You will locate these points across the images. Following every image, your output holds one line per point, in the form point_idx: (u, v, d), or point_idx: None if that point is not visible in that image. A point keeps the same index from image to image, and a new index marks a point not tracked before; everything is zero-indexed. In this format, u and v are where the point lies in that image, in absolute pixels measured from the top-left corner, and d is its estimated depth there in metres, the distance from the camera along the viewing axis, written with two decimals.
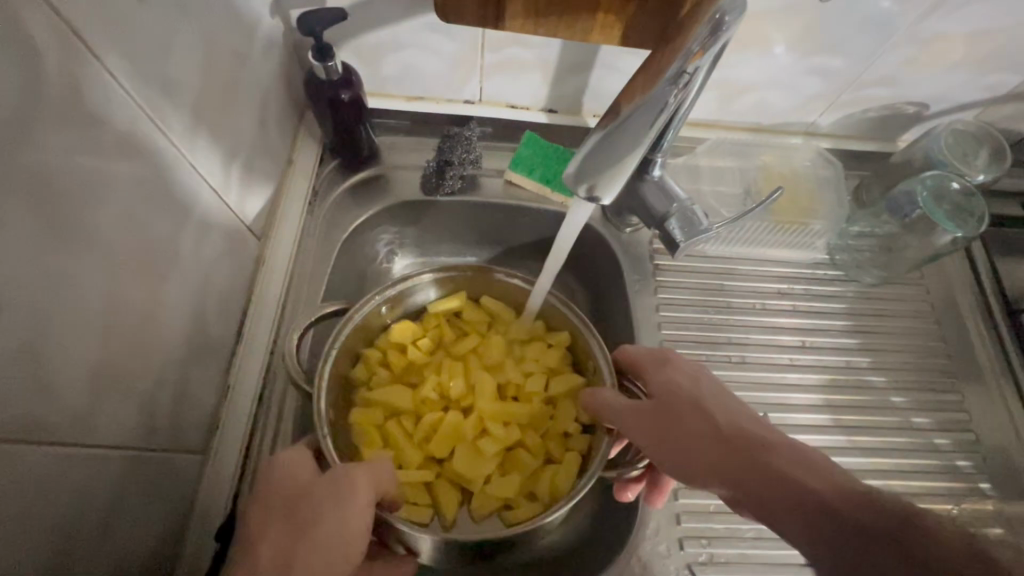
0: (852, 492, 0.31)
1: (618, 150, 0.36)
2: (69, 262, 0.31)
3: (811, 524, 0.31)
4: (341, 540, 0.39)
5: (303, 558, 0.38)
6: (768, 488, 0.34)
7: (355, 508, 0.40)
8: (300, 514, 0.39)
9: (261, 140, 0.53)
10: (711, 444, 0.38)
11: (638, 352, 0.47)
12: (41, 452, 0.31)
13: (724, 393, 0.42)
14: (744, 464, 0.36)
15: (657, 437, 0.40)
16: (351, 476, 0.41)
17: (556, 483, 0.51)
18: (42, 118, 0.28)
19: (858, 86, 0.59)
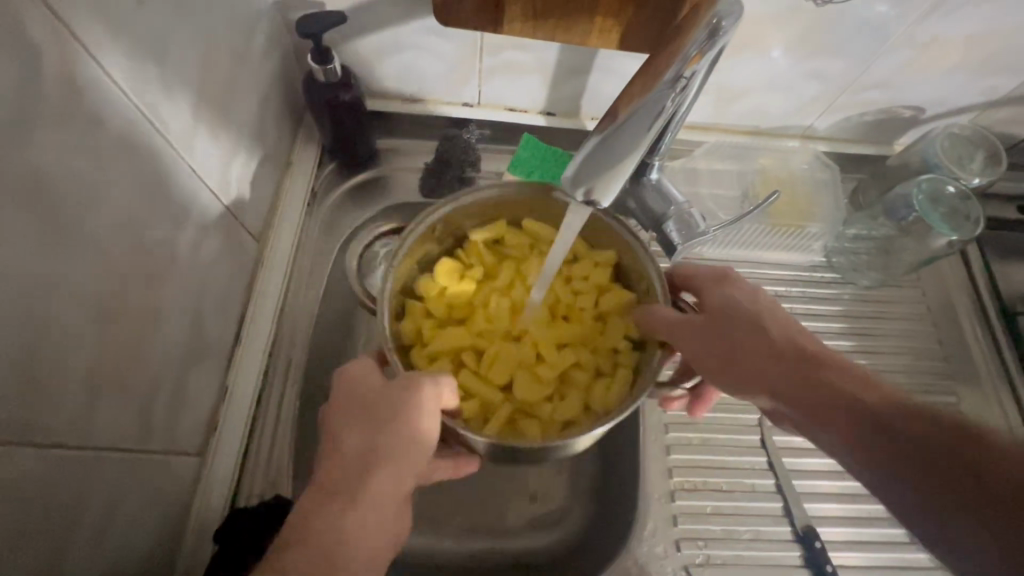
0: (913, 412, 0.34)
1: (617, 152, 0.36)
2: (65, 266, 0.31)
3: (868, 437, 0.34)
4: (412, 440, 0.40)
5: (381, 453, 0.39)
6: (829, 405, 0.36)
7: (423, 411, 0.40)
8: (376, 415, 0.40)
9: (260, 141, 0.53)
10: (772, 361, 0.40)
11: (698, 270, 0.47)
12: (36, 454, 0.31)
13: (784, 314, 0.43)
14: (804, 381, 0.38)
15: (716, 355, 0.42)
16: (418, 383, 0.41)
17: (614, 395, 0.49)
18: (37, 121, 0.28)
19: (854, 89, 0.59)
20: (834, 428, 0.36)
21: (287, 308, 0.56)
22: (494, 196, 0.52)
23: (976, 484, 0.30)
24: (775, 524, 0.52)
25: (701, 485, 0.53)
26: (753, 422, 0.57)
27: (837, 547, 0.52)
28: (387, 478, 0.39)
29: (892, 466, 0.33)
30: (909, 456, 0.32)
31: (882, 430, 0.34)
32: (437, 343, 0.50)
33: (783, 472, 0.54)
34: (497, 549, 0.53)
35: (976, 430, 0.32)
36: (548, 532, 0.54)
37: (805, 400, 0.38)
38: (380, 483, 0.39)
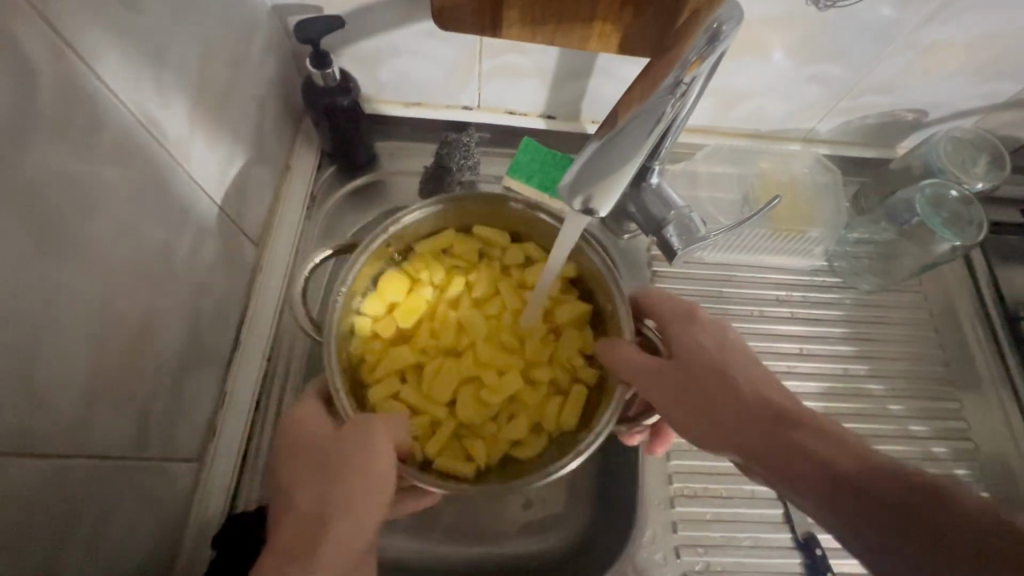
0: (878, 467, 0.33)
1: (615, 160, 0.36)
2: (61, 275, 0.31)
3: (833, 492, 0.33)
4: (369, 487, 0.40)
5: (337, 503, 0.39)
6: (795, 458, 0.35)
7: (376, 455, 0.40)
8: (329, 465, 0.40)
9: (259, 146, 0.53)
10: (735, 412, 0.39)
11: (665, 304, 0.47)
12: (35, 463, 0.31)
13: (751, 360, 0.42)
14: (768, 434, 0.37)
15: (679, 403, 0.41)
16: (368, 430, 0.41)
17: (567, 411, 0.50)
18: (32, 128, 0.28)
19: (856, 93, 0.59)
20: (801, 485, 0.34)
21: (286, 313, 0.56)
22: (447, 206, 0.52)
23: (943, 546, 0.29)
24: (774, 531, 0.52)
25: (701, 491, 0.53)
26: None
27: (837, 554, 0.52)
28: (347, 529, 0.39)
29: (860, 523, 0.31)
30: (875, 515, 0.31)
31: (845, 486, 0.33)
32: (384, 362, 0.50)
33: None
34: (495, 554, 0.53)
35: (942, 487, 0.31)
36: (546, 538, 0.54)
37: (769, 454, 0.37)
38: (339, 534, 0.39)
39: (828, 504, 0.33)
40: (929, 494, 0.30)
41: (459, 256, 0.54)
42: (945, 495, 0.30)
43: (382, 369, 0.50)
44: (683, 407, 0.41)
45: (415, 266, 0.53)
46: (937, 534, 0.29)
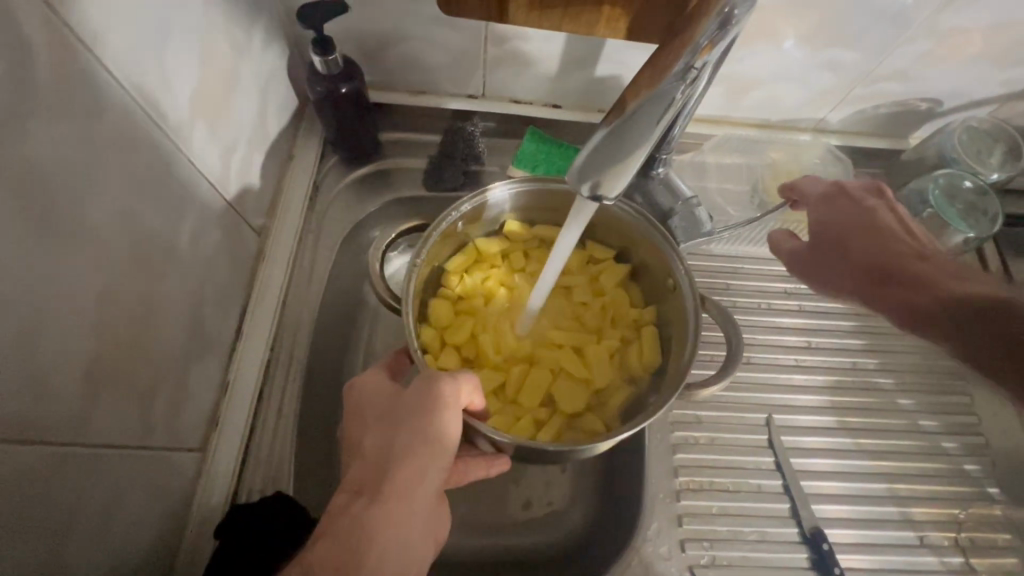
0: (959, 299, 0.47)
1: (626, 145, 0.35)
2: (63, 263, 0.31)
3: (934, 319, 0.48)
4: (426, 438, 0.39)
5: (399, 451, 0.39)
6: (897, 298, 0.50)
7: (438, 411, 0.40)
8: (390, 417, 0.41)
9: (261, 132, 0.53)
10: (858, 271, 0.53)
11: (811, 192, 0.55)
12: (37, 450, 0.31)
13: (892, 225, 0.53)
14: (889, 285, 0.51)
15: (809, 273, 0.55)
16: (434, 382, 0.40)
17: (646, 356, 0.52)
18: (32, 111, 0.27)
19: (869, 81, 0.57)
20: (905, 317, 0.50)
21: (289, 302, 0.55)
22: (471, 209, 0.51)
23: (1003, 343, 0.44)
24: (781, 525, 0.51)
25: (706, 485, 0.52)
26: (760, 421, 0.56)
27: (845, 549, 0.51)
28: (411, 474, 0.39)
29: (939, 333, 0.47)
30: (957, 331, 0.46)
31: (949, 315, 0.47)
32: None
33: (790, 472, 0.53)
34: (501, 545, 0.53)
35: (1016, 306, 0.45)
36: (552, 529, 0.54)
37: (893, 298, 0.51)
38: (402, 480, 0.39)
39: (912, 327, 0.49)
40: (1008, 314, 0.45)
41: (490, 259, 0.55)
42: (1012, 313, 0.45)
43: None
44: (812, 274, 0.55)
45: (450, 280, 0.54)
46: (1000, 341, 0.44)
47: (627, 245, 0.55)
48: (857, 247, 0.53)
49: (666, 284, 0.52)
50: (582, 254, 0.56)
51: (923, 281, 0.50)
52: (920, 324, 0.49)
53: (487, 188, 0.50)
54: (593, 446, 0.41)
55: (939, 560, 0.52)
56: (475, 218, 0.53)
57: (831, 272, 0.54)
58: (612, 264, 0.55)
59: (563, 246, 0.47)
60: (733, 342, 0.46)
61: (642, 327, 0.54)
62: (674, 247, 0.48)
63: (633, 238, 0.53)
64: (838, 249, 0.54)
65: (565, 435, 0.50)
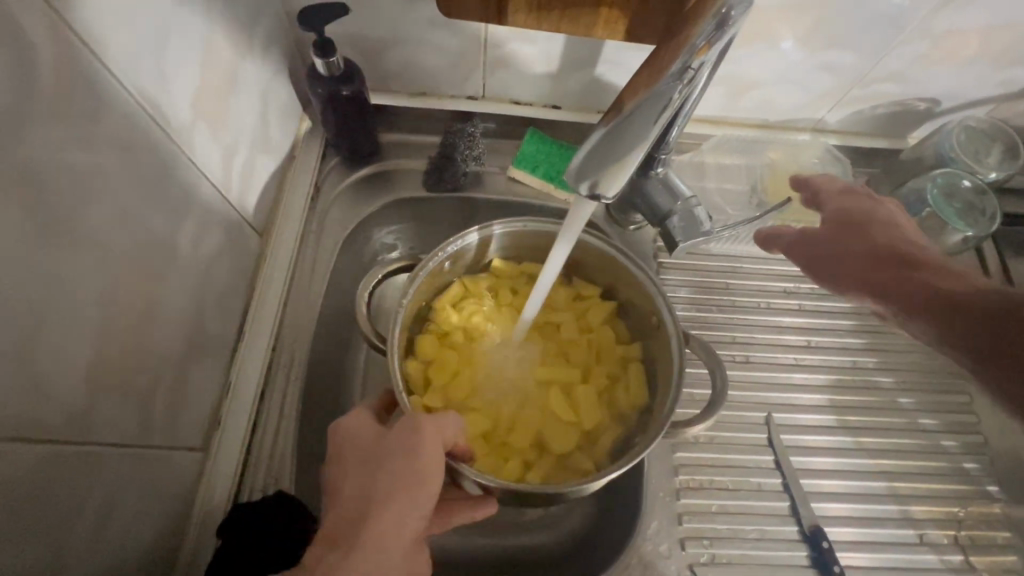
0: (981, 295, 0.46)
1: (624, 146, 0.35)
2: (66, 263, 0.31)
3: (947, 315, 0.46)
4: (407, 481, 0.39)
5: (380, 496, 0.39)
6: (908, 290, 0.49)
7: (424, 451, 0.40)
8: (370, 461, 0.40)
9: (263, 133, 0.53)
10: (872, 260, 0.52)
11: (825, 186, 0.56)
12: (38, 448, 0.31)
13: (905, 230, 0.53)
14: (902, 276, 0.49)
15: (814, 263, 0.55)
16: (415, 425, 0.40)
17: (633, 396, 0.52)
18: (35, 113, 0.28)
19: (867, 82, 0.58)
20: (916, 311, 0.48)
21: (290, 303, 0.55)
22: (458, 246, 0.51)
23: (992, 327, 0.44)
24: (781, 523, 0.51)
25: (706, 483, 0.52)
26: (760, 420, 0.56)
27: (846, 547, 0.52)
28: (390, 521, 0.38)
29: (952, 329, 0.45)
30: (975, 328, 0.44)
31: (971, 304, 0.45)
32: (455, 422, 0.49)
33: (790, 471, 0.53)
34: (498, 546, 0.53)
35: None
36: (551, 529, 0.54)
37: (903, 290, 0.49)
38: (382, 525, 0.38)
39: (926, 325, 0.47)
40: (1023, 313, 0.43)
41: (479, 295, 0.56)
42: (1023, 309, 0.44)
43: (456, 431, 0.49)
44: (818, 265, 0.54)
45: (438, 315, 0.54)
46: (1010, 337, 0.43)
47: (614, 284, 0.55)
48: (877, 240, 0.52)
49: (652, 323, 0.52)
50: (569, 291, 0.57)
51: (939, 273, 0.49)
52: (936, 309, 0.46)
53: (477, 228, 0.50)
54: (583, 487, 0.41)
55: (938, 558, 0.52)
56: (464, 257, 0.54)
57: (845, 261, 0.53)
58: (598, 301, 0.56)
59: (550, 273, 0.50)
60: (717, 381, 0.46)
61: (629, 363, 0.54)
62: (660, 285, 0.49)
63: (620, 276, 0.53)
64: (857, 240, 0.53)
65: (555, 475, 0.50)
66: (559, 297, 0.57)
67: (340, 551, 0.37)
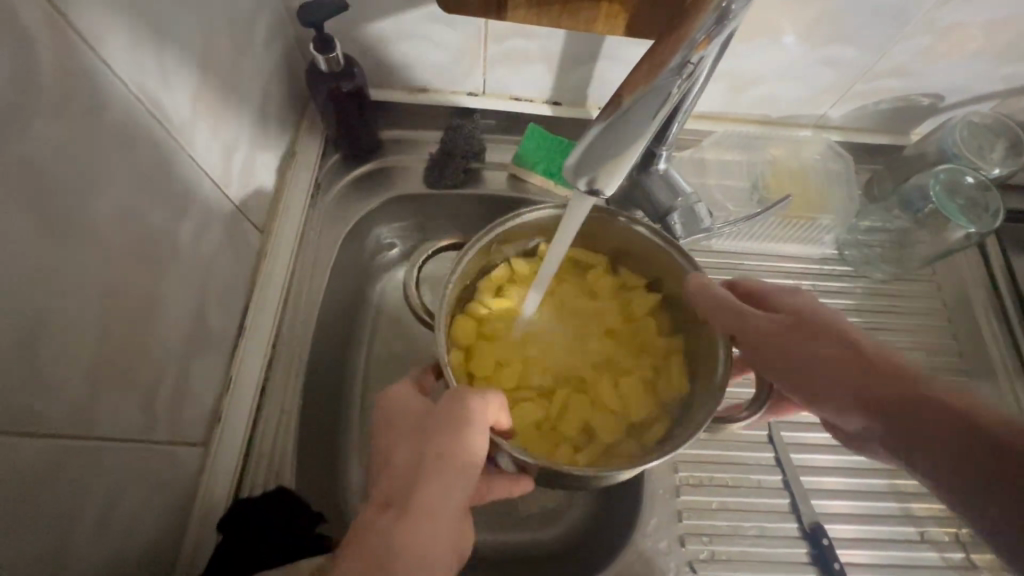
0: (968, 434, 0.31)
1: (624, 141, 0.35)
2: (67, 258, 0.31)
3: (974, 468, 0.31)
4: (458, 452, 0.39)
5: (429, 465, 0.39)
6: (896, 415, 0.34)
7: (473, 423, 0.40)
8: (423, 428, 0.40)
9: (263, 129, 0.53)
10: (835, 371, 0.37)
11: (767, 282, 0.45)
12: (40, 442, 0.31)
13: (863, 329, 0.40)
14: (886, 397, 0.35)
15: (767, 358, 0.41)
16: (466, 397, 0.40)
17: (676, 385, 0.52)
18: (35, 108, 0.28)
19: (869, 77, 0.57)
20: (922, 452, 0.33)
21: (291, 299, 0.55)
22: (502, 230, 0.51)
23: None
24: (780, 520, 0.51)
25: (706, 480, 0.52)
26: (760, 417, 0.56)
27: (847, 545, 0.51)
28: (439, 491, 0.38)
29: (971, 487, 0.30)
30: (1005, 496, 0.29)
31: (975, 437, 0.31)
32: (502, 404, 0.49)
33: (790, 468, 0.53)
34: (500, 542, 0.53)
35: None
36: (553, 525, 0.54)
37: (896, 419, 0.34)
38: (431, 496, 0.38)
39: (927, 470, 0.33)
40: None
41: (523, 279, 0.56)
42: None
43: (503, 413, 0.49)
44: (772, 357, 0.40)
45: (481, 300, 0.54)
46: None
47: (660, 275, 0.55)
48: (838, 334, 0.39)
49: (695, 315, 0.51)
50: (615, 280, 0.56)
51: (922, 386, 0.35)
52: (913, 444, 0.34)
53: (524, 211, 0.50)
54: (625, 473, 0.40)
55: (940, 556, 0.52)
56: (512, 238, 0.53)
57: (794, 356, 0.39)
58: (642, 292, 0.56)
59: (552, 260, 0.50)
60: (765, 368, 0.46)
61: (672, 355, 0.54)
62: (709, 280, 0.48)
63: (666, 267, 0.53)
64: (808, 331, 0.40)
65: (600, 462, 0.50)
66: (603, 285, 0.56)
67: (390, 514, 0.37)
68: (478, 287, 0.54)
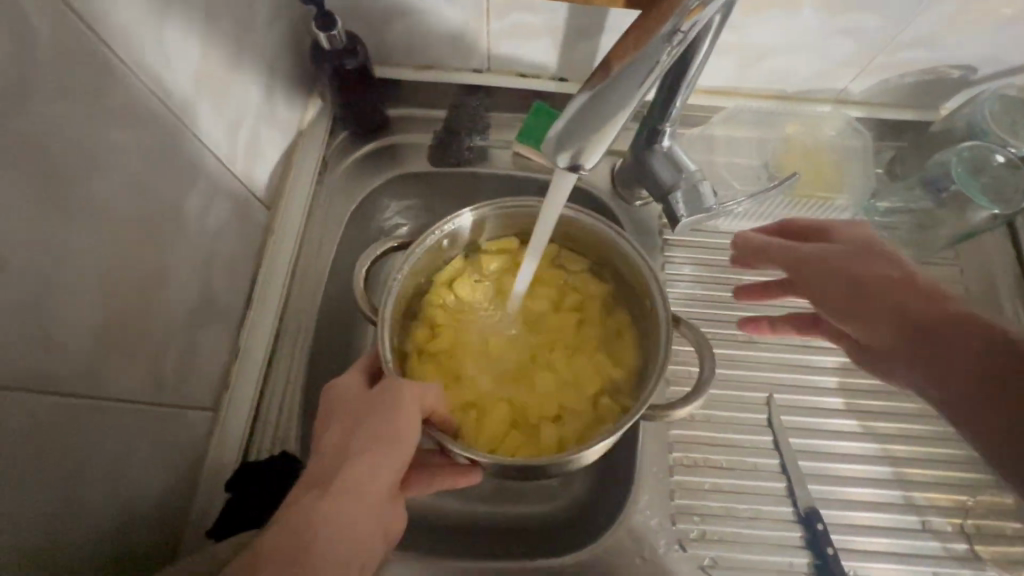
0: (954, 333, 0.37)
1: (606, 111, 0.34)
2: (69, 228, 0.33)
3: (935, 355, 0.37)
4: (385, 435, 0.40)
5: (356, 448, 0.40)
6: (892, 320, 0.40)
7: (403, 412, 0.41)
8: (354, 414, 0.41)
9: (269, 106, 0.54)
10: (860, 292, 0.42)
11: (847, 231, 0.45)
12: (44, 399, 0.33)
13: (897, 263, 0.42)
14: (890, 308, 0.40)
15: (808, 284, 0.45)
16: (396, 388, 0.42)
17: (626, 354, 0.53)
18: (35, 89, 0.30)
19: (892, 48, 0.54)
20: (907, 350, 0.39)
21: (298, 273, 0.57)
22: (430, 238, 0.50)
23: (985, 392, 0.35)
24: (776, 503, 0.51)
25: (700, 461, 0.52)
26: (761, 401, 0.55)
27: (846, 531, 0.51)
28: (363, 471, 0.39)
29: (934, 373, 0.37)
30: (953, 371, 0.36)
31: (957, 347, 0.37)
32: (462, 394, 0.50)
33: (789, 452, 0.53)
34: (498, 514, 0.55)
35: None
36: (551, 500, 0.55)
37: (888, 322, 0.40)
38: (354, 473, 0.39)
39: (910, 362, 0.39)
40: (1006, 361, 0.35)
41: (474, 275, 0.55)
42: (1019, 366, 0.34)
43: (464, 403, 0.50)
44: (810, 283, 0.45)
45: (426, 303, 0.54)
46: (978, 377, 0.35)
47: (602, 259, 0.55)
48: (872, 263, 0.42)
49: (642, 295, 0.51)
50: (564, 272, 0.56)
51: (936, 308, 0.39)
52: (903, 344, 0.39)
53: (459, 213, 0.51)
54: (567, 459, 0.42)
55: (942, 545, 0.50)
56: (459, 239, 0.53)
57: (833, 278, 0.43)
58: (586, 276, 0.56)
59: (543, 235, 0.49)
60: (705, 362, 0.45)
61: (621, 331, 0.54)
62: (654, 268, 0.48)
63: (608, 254, 0.53)
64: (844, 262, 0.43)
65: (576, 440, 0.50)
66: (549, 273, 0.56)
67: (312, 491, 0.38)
68: (433, 285, 0.55)
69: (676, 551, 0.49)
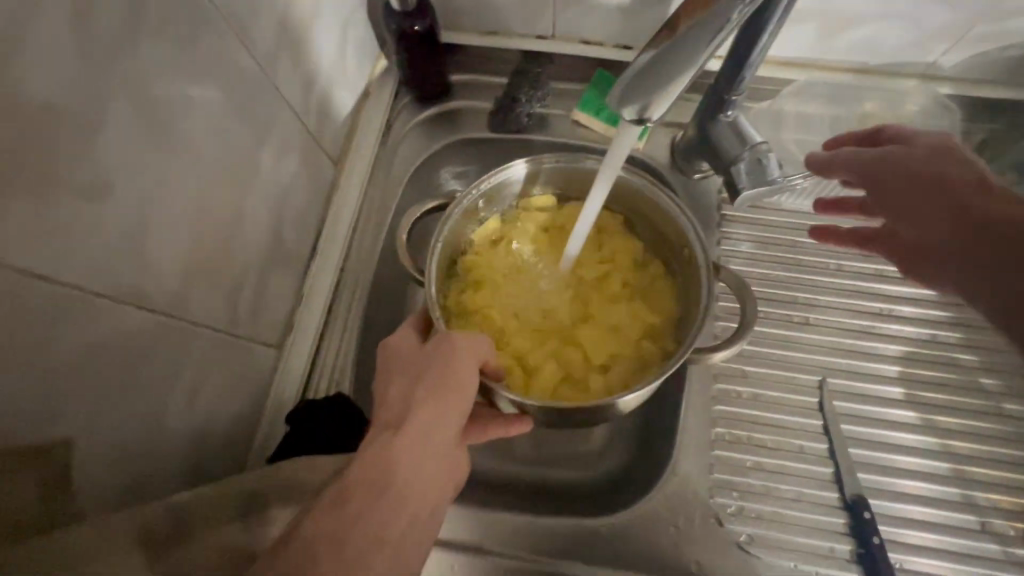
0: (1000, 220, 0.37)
1: (672, 66, 0.34)
2: (164, 161, 0.36)
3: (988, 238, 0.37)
4: (448, 385, 0.41)
5: (420, 397, 0.41)
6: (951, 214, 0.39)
7: (461, 362, 0.42)
8: (415, 368, 0.42)
9: (341, 65, 0.57)
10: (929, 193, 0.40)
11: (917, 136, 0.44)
12: (140, 313, 0.36)
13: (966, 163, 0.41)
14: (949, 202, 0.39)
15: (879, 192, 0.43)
16: (452, 341, 0.43)
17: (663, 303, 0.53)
18: (139, 30, 0.33)
19: (992, 18, 0.50)
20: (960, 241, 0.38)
21: (359, 228, 0.59)
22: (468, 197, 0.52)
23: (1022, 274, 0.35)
24: (820, 487, 0.50)
25: (745, 438, 0.52)
26: (813, 384, 0.53)
27: (895, 524, 0.49)
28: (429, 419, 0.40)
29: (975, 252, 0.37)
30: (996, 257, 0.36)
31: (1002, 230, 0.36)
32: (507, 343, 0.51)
33: (839, 438, 0.51)
34: (537, 474, 0.56)
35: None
36: (590, 465, 0.56)
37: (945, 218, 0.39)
38: (422, 422, 0.40)
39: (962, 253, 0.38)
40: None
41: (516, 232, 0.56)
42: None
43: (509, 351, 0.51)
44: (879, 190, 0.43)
45: (466, 261, 0.55)
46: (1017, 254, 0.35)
47: (643, 214, 0.55)
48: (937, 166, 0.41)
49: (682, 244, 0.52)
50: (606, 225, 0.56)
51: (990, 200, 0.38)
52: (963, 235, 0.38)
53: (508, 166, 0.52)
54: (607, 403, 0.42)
55: (1002, 549, 0.48)
56: (499, 196, 0.55)
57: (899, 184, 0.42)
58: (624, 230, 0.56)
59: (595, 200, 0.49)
60: (745, 307, 0.46)
61: (658, 278, 0.55)
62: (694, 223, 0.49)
63: (650, 210, 0.54)
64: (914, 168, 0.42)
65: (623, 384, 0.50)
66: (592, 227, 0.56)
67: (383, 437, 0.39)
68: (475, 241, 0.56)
69: (712, 524, 0.49)
